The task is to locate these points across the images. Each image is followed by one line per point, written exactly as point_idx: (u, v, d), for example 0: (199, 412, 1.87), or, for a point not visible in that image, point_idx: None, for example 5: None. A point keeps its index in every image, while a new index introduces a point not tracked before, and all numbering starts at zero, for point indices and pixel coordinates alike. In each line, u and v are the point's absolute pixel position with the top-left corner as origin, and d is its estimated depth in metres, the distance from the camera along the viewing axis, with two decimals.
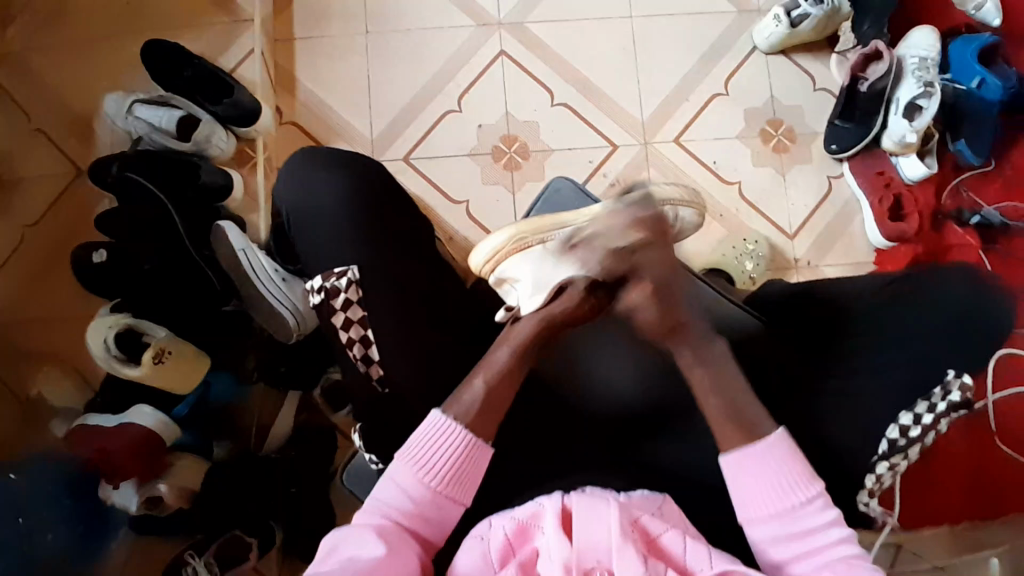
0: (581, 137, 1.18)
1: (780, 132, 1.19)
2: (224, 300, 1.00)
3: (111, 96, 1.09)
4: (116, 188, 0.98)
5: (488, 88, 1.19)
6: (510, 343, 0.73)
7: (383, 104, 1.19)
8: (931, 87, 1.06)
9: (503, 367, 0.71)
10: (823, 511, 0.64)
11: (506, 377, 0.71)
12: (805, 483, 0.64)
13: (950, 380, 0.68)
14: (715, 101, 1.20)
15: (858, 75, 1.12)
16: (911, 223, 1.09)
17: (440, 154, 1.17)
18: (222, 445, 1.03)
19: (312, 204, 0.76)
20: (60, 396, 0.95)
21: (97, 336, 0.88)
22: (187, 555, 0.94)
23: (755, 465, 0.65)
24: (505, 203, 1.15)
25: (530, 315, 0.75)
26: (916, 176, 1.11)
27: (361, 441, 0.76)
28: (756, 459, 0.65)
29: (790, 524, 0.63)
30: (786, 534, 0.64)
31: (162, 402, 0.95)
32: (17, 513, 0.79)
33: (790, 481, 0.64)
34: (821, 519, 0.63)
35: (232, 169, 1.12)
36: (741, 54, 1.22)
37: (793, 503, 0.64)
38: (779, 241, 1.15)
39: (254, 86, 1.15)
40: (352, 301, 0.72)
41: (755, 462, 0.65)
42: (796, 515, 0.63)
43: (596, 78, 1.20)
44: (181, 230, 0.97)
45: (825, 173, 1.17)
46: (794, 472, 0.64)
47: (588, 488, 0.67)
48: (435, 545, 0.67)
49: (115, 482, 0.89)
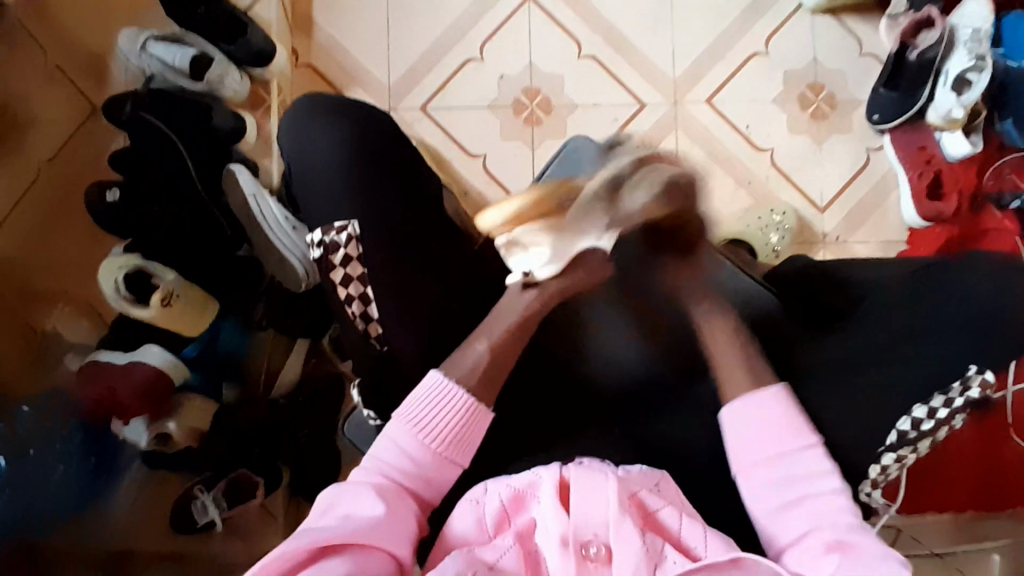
0: (607, 94, 1.12)
1: (820, 97, 1.12)
2: (236, 245, 1.00)
3: (123, 32, 1.03)
4: (129, 126, 0.95)
5: (511, 37, 1.14)
6: (515, 310, 0.70)
7: (402, 49, 1.14)
8: (982, 60, 0.97)
9: (505, 333, 0.69)
10: (818, 461, 0.64)
11: (509, 338, 0.70)
12: (805, 432, 0.65)
13: (971, 375, 0.64)
14: (752, 61, 1.13)
15: (908, 41, 1.04)
16: (949, 203, 1.03)
17: (459, 105, 1.13)
18: (231, 388, 1.04)
19: (309, 153, 0.72)
20: (74, 331, 1.00)
21: (109, 276, 0.89)
22: (197, 489, 0.99)
23: (753, 413, 0.66)
24: (524, 159, 1.11)
25: (539, 293, 0.71)
26: (957, 155, 1.02)
27: (358, 397, 0.75)
28: (754, 408, 0.66)
29: (785, 472, 0.64)
30: (779, 480, 0.63)
31: (172, 343, 0.96)
32: (29, 444, 0.85)
33: (788, 432, 0.65)
34: (819, 469, 0.63)
35: (246, 112, 1.09)
36: (783, 12, 1.14)
37: (789, 449, 0.64)
38: (808, 214, 1.10)
39: (269, 27, 1.11)
40: (352, 257, 0.70)
41: (754, 409, 0.66)
42: (790, 459, 0.64)
43: (627, 30, 1.14)
44: (192, 171, 0.96)
45: (865, 144, 1.11)
46: (793, 420, 0.65)
47: (584, 459, 0.65)
48: (432, 503, 0.66)
49: (126, 419, 0.91)
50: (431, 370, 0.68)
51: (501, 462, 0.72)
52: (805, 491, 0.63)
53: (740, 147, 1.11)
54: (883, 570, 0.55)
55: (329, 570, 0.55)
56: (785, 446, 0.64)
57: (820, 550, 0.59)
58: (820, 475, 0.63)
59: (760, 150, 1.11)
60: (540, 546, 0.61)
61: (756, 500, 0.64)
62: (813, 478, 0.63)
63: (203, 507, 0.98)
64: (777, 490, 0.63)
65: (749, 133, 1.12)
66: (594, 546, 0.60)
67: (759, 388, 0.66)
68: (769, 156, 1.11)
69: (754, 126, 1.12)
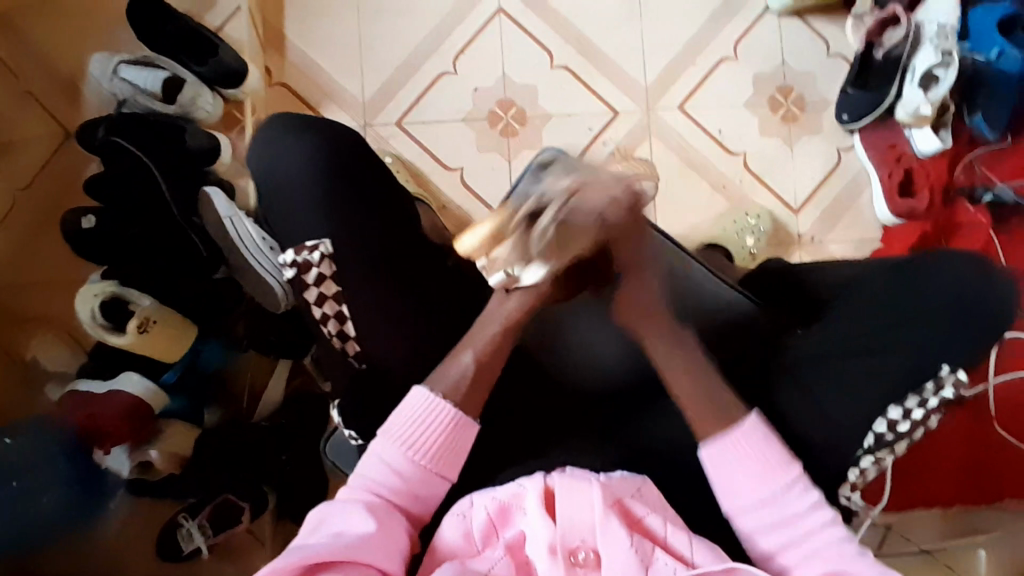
0: (581, 102, 1.13)
1: (790, 100, 1.14)
2: (212, 266, 0.99)
3: (95, 56, 1.04)
4: (102, 152, 0.95)
5: (483, 49, 1.14)
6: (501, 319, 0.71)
7: (374, 65, 1.15)
8: (949, 56, 0.99)
9: (492, 342, 0.70)
10: (803, 495, 0.63)
11: (506, 335, 0.71)
12: (784, 468, 0.63)
13: (943, 376, 0.64)
14: (723, 65, 1.14)
15: (873, 40, 1.07)
16: (921, 198, 1.04)
17: (434, 119, 1.13)
18: (213, 412, 1.04)
19: (283, 175, 0.72)
20: (53, 358, 0.99)
21: (86, 305, 0.89)
22: (181, 517, 0.98)
23: (734, 451, 0.64)
24: (499, 170, 1.12)
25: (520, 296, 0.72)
26: (928, 151, 1.04)
27: (338, 417, 0.73)
28: (739, 449, 0.64)
29: (775, 510, 0.62)
30: (770, 522, 0.62)
31: (149, 369, 0.96)
32: (13, 475, 0.84)
33: (773, 465, 0.63)
34: (804, 503, 0.62)
35: (219, 133, 1.09)
36: (752, 15, 1.15)
37: (773, 491, 0.63)
38: (782, 214, 1.11)
39: (241, 49, 1.11)
40: (325, 276, 0.70)
41: (738, 452, 0.64)
42: (776, 500, 0.63)
43: (598, 38, 1.15)
44: (167, 195, 0.96)
45: (836, 144, 1.13)
46: (772, 458, 0.64)
47: (568, 467, 0.65)
48: (422, 519, 0.66)
49: (106, 449, 0.91)
50: (416, 385, 0.68)
51: (487, 475, 0.71)
52: (800, 526, 0.62)
53: (714, 152, 1.12)
54: None
55: None
56: (772, 483, 0.63)
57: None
58: (806, 509, 0.62)
59: (733, 154, 1.12)
60: (530, 556, 0.61)
61: (756, 539, 0.63)
62: (800, 512, 0.62)
63: (188, 535, 0.98)
64: (764, 526, 0.63)
65: (723, 137, 1.13)
66: (583, 551, 0.60)
67: (738, 423, 0.65)
68: (743, 159, 1.12)
69: (726, 130, 1.13)
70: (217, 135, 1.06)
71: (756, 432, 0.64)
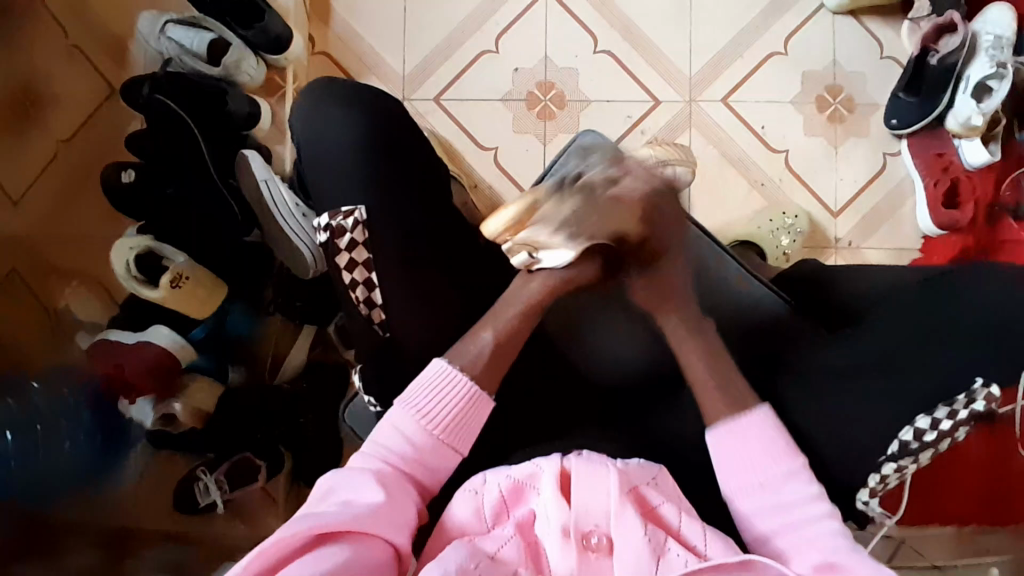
0: (622, 89, 1.12)
1: (838, 100, 1.11)
2: (246, 230, 1.01)
3: (144, 15, 1.05)
4: (146, 110, 0.96)
5: (527, 30, 1.13)
6: (523, 299, 0.71)
7: (417, 40, 1.14)
8: (1005, 67, 0.95)
9: (515, 320, 0.69)
10: (805, 485, 0.62)
11: (529, 317, 0.71)
12: (790, 456, 0.63)
13: (976, 389, 0.62)
14: (771, 61, 1.11)
15: (929, 46, 1.02)
16: (965, 212, 1.01)
17: (473, 97, 1.13)
18: (238, 370, 1.06)
19: (322, 143, 0.72)
20: (85, 310, 1.02)
21: (120, 257, 0.91)
22: (199, 471, 1.01)
23: (742, 434, 0.65)
24: (534, 152, 1.11)
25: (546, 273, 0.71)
26: (977, 163, 1.01)
27: (360, 383, 0.76)
28: (736, 434, 0.65)
29: (772, 495, 0.62)
30: (767, 506, 0.62)
31: (179, 325, 0.98)
32: (35, 420, 0.87)
33: (773, 452, 0.63)
34: (803, 492, 0.62)
35: (260, 98, 1.10)
36: (806, 11, 1.12)
37: (775, 474, 0.63)
38: (820, 216, 1.09)
39: (287, 15, 1.10)
40: (357, 242, 0.70)
41: (740, 433, 0.64)
42: (777, 485, 0.62)
43: (644, 25, 1.13)
44: (207, 157, 0.97)
45: (882, 150, 1.10)
46: (779, 445, 0.64)
47: (585, 450, 0.66)
48: (432, 490, 0.66)
49: (132, 399, 0.94)
50: (435, 357, 0.69)
51: (502, 454, 0.72)
52: (796, 515, 0.61)
53: (755, 148, 1.10)
54: None
55: (326, 556, 0.54)
56: (770, 467, 0.63)
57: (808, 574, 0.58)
58: (807, 498, 0.62)
59: (775, 152, 1.10)
60: (540, 537, 0.61)
61: (749, 523, 0.63)
62: (800, 500, 0.62)
63: (205, 489, 1.00)
64: (763, 513, 0.62)
65: (765, 134, 1.10)
66: (595, 536, 0.60)
67: (743, 413, 0.65)
68: (784, 157, 1.10)
69: (769, 126, 1.11)
70: (258, 100, 1.07)
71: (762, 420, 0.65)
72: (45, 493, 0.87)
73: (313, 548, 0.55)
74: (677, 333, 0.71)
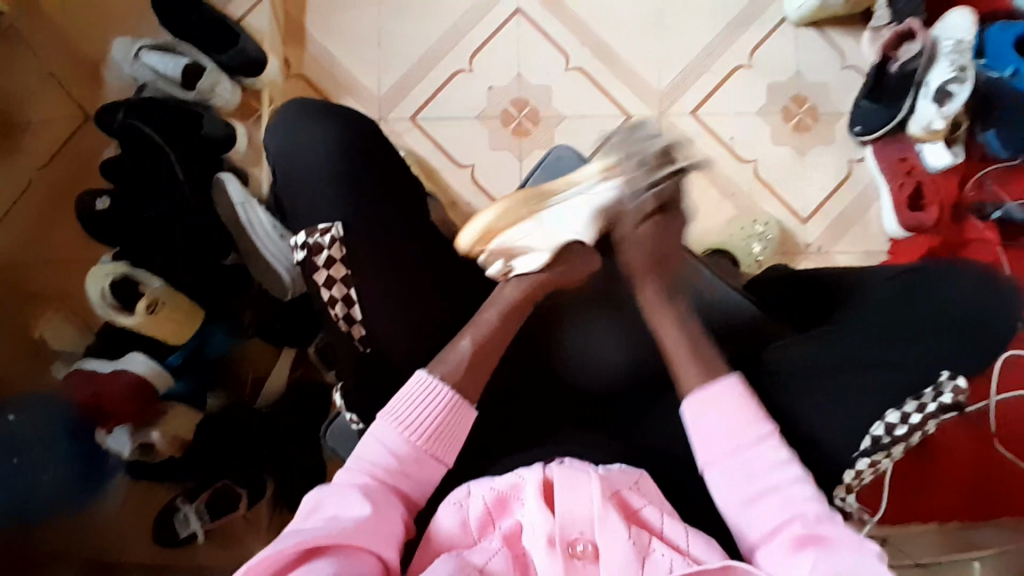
0: (594, 103, 1.14)
1: (803, 109, 1.14)
2: (223, 252, 0.99)
3: (118, 41, 1.06)
4: (121, 134, 0.98)
5: (499, 48, 1.15)
6: (498, 304, 0.73)
7: (392, 60, 1.16)
8: (965, 71, 0.97)
9: (492, 326, 0.71)
10: (775, 450, 0.63)
11: (511, 317, 0.72)
12: (758, 423, 0.64)
13: (943, 381, 0.65)
14: (737, 73, 1.15)
15: (888, 53, 1.06)
16: (931, 214, 1.04)
17: (448, 115, 1.14)
18: (217, 395, 1.05)
19: (300, 158, 0.73)
20: (59, 336, 1.00)
21: (95, 285, 0.90)
22: (178, 502, 0.99)
23: (711, 405, 0.65)
24: (511, 169, 1.12)
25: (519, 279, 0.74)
26: (939, 166, 1.04)
27: (342, 401, 0.75)
28: (709, 400, 0.66)
29: (743, 464, 0.63)
30: (744, 476, 0.63)
31: (157, 349, 0.96)
32: (12, 453, 0.86)
33: (744, 421, 0.64)
34: (776, 457, 0.62)
35: (236, 121, 1.10)
36: (769, 24, 1.15)
37: (745, 442, 0.63)
38: (790, 224, 1.11)
39: (263, 39, 1.15)
40: (335, 259, 0.70)
41: (710, 403, 0.66)
42: (748, 455, 0.63)
43: (614, 42, 1.16)
44: (183, 180, 0.97)
45: (848, 156, 1.13)
46: (746, 414, 0.64)
47: (567, 458, 0.67)
48: (418, 503, 0.66)
49: (108, 428, 0.92)
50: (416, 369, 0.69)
51: (485, 465, 0.72)
52: (770, 483, 0.62)
53: (726, 160, 1.13)
54: (854, 564, 0.54)
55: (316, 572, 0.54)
56: (742, 439, 0.64)
57: (789, 549, 0.57)
58: (779, 462, 0.62)
59: (744, 162, 1.13)
60: (527, 547, 0.61)
61: (724, 496, 0.63)
62: (776, 467, 0.62)
63: (185, 519, 0.99)
64: (739, 483, 0.63)
65: (734, 144, 1.13)
66: (581, 542, 0.60)
67: (711, 380, 0.66)
68: (752, 167, 1.13)
69: (738, 137, 1.13)
70: (233, 123, 1.08)
71: (727, 387, 0.66)
72: (34, 507, 0.90)
73: (300, 564, 0.55)
74: (658, 315, 0.72)
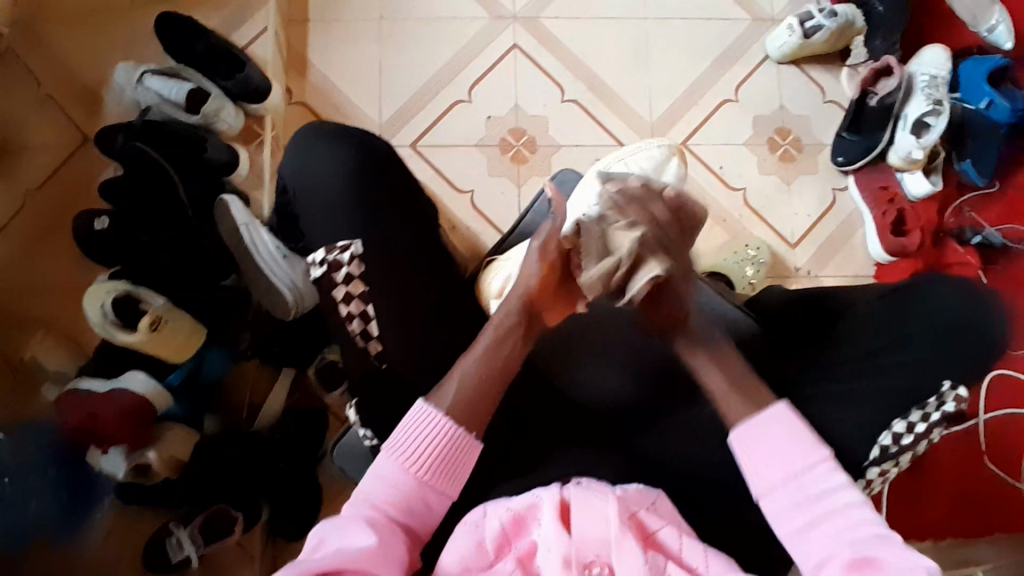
0: (588, 133, 1.18)
1: (788, 141, 1.19)
2: (224, 274, 0.99)
3: (121, 66, 1.07)
4: (121, 156, 0.96)
5: (498, 80, 1.19)
6: (491, 331, 0.70)
7: (393, 89, 1.19)
8: (940, 105, 1.06)
9: (482, 357, 0.68)
10: (830, 476, 0.61)
11: (497, 346, 0.69)
12: (812, 449, 0.62)
13: (945, 391, 0.67)
14: (724, 107, 1.20)
15: (868, 89, 1.12)
16: (912, 239, 1.09)
17: (447, 143, 1.17)
18: (212, 419, 1.03)
19: (318, 174, 0.74)
20: (54, 361, 0.97)
21: (96, 302, 0.88)
22: (171, 526, 0.95)
23: (762, 432, 0.64)
24: (509, 195, 1.15)
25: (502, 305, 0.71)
26: (920, 193, 1.11)
27: (355, 416, 0.73)
28: (760, 427, 0.64)
29: (798, 489, 0.61)
30: (798, 501, 0.61)
31: (156, 369, 0.95)
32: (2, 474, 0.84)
33: (797, 447, 0.63)
34: (831, 484, 0.61)
35: (239, 145, 1.11)
36: (752, 62, 1.22)
37: (799, 467, 0.62)
38: (779, 248, 1.15)
39: (265, 66, 1.14)
40: (354, 276, 0.70)
41: (759, 431, 0.64)
42: (803, 480, 0.62)
43: (607, 75, 1.21)
44: (184, 200, 0.96)
45: (831, 185, 1.18)
46: (800, 439, 0.63)
47: (583, 479, 0.66)
48: (422, 536, 0.64)
49: (104, 448, 0.90)
50: (417, 400, 0.67)
51: (501, 477, 0.71)
52: (826, 507, 0.60)
53: (715, 187, 1.17)
54: None
55: None
56: (797, 464, 0.62)
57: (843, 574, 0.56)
58: (834, 488, 0.61)
59: (734, 190, 1.17)
60: (540, 567, 0.60)
61: (780, 521, 0.62)
62: (827, 493, 0.61)
63: (178, 544, 0.94)
64: (795, 509, 0.61)
65: (724, 173, 1.18)
66: (597, 566, 0.59)
67: (762, 407, 0.65)
68: (742, 195, 1.17)
69: (727, 167, 1.18)
70: (237, 148, 1.08)
71: (777, 411, 0.65)
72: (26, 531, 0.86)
73: None
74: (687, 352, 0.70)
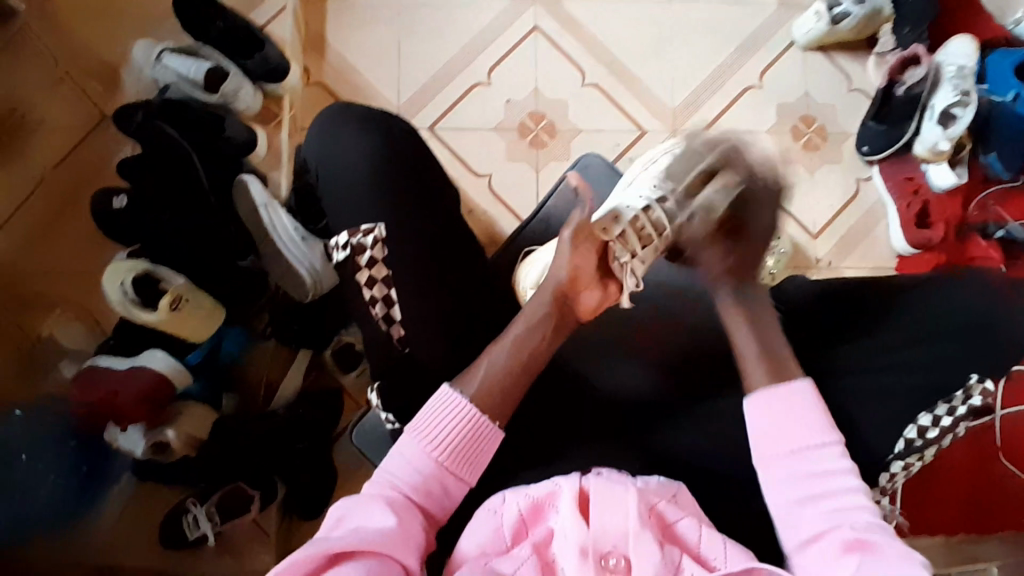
0: (608, 119, 1.17)
1: (811, 129, 1.18)
2: (241, 254, 0.99)
3: (139, 44, 1.06)
4: (140, 134, 0.94)
5: (518, 62, 1.18)
6: (526, 319, 0.70)
7: (412, 72, 1.17)
8: (967, 95, 1.04)
9: (513, 342, 0.68)
10: (836, 459, 0.62)
11: (533, 330, 0.69)
12: (824, 431, 0.63)
13: (973, 384, 0.66)
14: (747, 94, 1.18)
15: (895, 78, 1.10)
16: (937, 231, 1.08)
17: (466, 127, 1.16)
18: (230, 399, 1.04)
19: (351, 158, 0.73)
20: (71, 338, 1.00)
21: (115, 279, 0.87)
22: (190, 503, 0.96)
23: (775, 405, 0.65)
24: (527, 181, 1.14)
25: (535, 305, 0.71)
26: (944, 186, 1.08)
27: (377, 399, 0.73)
28: (777, 400, 0.65)
29: (802, 465, 0.62)
30: (798, 476, 0.62)
31: (175, 349, 0.95)
32: (19, 450, 0.85)
33: (810, 428, 0.63)
34: (834, 465, 0.62)
35: (258, 126, 1.11)
36: (777, 48, 1.20)
37: (808, 443, 0.63)
38: (801, 239, 1.14)
39: (283, 45, 1.14)
40: (377, 259, 0.70)
41: (774, 402, 0.65)
42: (809, 455, 0.63)
43: (627, 59, 1.19)
44: (203, 180, 0.96)
45: (855, 175, 1.17)
46: (815, 420, 0.63)
47: (603, 470, 0.66)
48: (439, 520, 0.64)
49: (123, 425, 0.90)
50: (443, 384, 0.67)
51: (521, 465, 0.71)
52: (825, 487, 0.61)
53: None
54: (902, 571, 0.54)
55: None
56: (805, 442, 0.63)
57: (838, 550, 0.58)
58: (838, 470, 0.62)
59: None
60: (558, 555, 0.60)
61: (777, 492, 0.63)
62: (831, 473, 0.62)
63: (195, 522, 0.96)
64: (794, 484, 0.62)
65: None
66: (613, 557, 0.59)
67: (786, 380, 0.65)
68: None
69: None
70: (256, 129, 1.08)
71: (798, 389, 0.65)
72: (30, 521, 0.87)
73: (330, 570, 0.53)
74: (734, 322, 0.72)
